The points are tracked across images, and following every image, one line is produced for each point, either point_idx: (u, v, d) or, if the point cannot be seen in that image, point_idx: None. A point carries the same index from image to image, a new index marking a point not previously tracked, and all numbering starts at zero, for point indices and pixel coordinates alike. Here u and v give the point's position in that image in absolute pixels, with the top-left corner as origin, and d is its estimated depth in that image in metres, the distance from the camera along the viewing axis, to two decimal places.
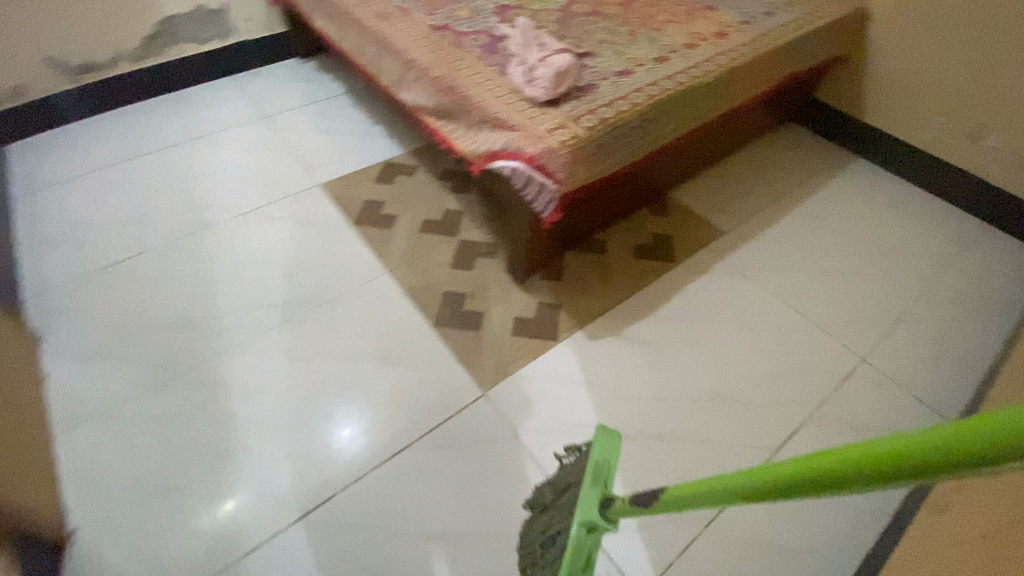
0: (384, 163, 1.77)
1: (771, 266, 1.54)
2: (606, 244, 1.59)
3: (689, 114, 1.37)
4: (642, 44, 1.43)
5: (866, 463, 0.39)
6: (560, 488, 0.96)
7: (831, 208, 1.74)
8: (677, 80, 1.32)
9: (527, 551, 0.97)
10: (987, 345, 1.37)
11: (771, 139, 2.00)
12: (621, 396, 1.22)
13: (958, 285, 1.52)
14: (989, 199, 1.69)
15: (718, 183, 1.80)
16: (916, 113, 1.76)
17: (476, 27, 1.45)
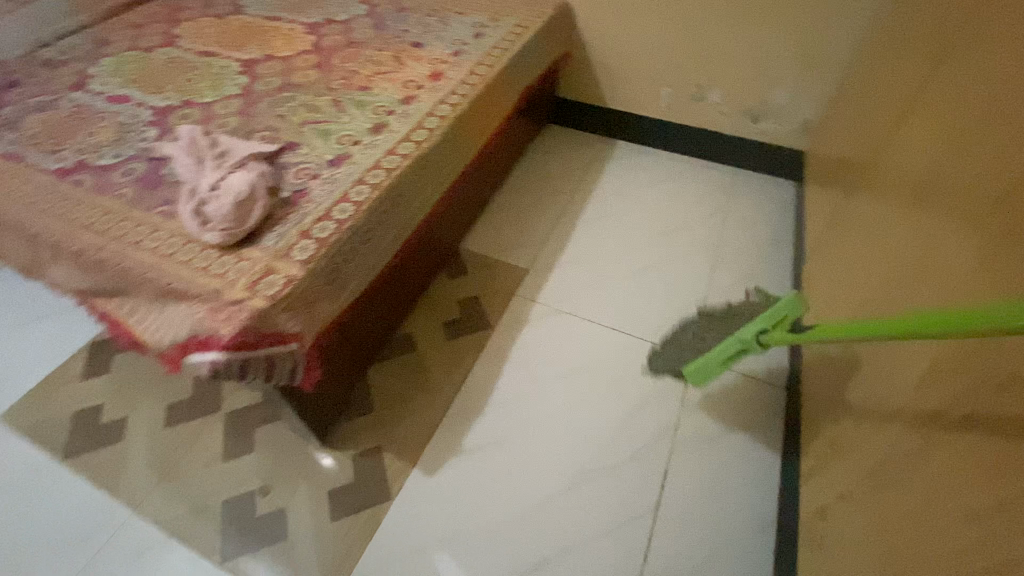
0: (93, 346, 1.32)
1: (584, 291, 1.47)
2: (413, 338, 1.35)
3: (431, 182, 1.18)
4: (352, 117, 1.22)
5: (954, 325, 0.53)
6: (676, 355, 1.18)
7: (612, 203, 1.74)
8: (400, 154, 1.12)
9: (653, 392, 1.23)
10: (777, 289, 1.46)
11: (539, 150, 1.95)
12: (486, 535, 1.02)
13: (739, 240, 1.60)
14: (731, 147, 1.81)
15: (506, 217, 1.69)
16: (645, 89, 1.82)
17: (129, 159, 1.09)
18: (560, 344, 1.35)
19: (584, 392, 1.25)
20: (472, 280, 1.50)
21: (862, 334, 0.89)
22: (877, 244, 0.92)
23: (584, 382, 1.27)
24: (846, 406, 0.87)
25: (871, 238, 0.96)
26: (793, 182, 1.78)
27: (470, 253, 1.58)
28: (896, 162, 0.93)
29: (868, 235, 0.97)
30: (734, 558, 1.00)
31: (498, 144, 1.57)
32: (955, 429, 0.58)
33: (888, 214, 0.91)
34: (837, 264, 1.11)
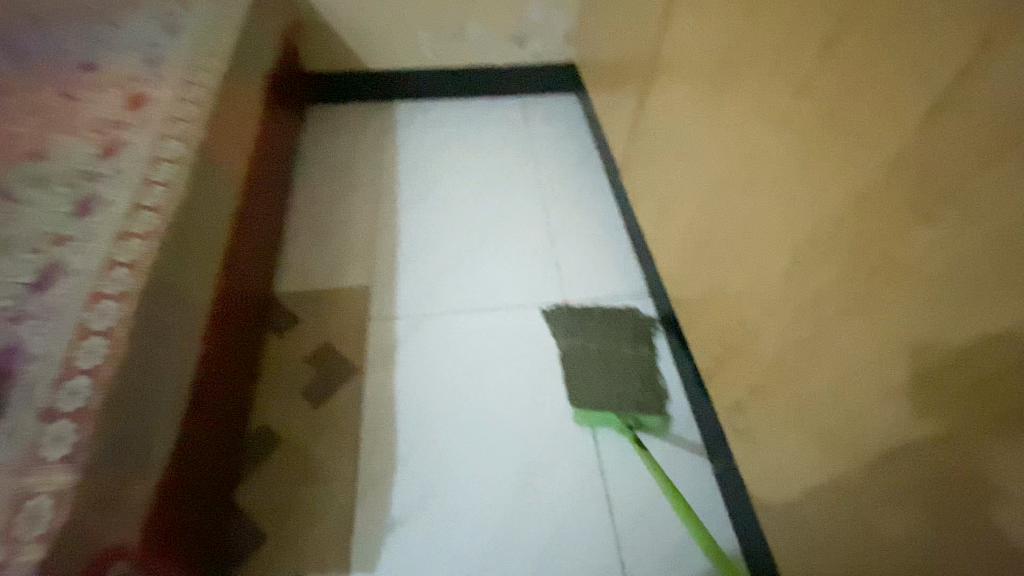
0: None
1: (436, 283, 1.34)
2: (273, 426, 1.11)
3: (203, 249, 0.90)
4: (38, 204, 0.84)
5: None
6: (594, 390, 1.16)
7: (421, 176, 1.58)
8: (137, 234, 0.81)
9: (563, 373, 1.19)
10: (605, 207, 1.52)
11: (313, 143, 1.66)
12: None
13: (554, 171, 1.61)
14: (509, 78, 1.76)
15: (314, 235, 1.44)
16: (401, 38, 1.61)
17: None
18: (439, 351, 1.23)
19: (487, 390, 1.17)
20: (310, 325, 1.26)
21: (710, 236, 0.94)
22: (696, 148, 0.95)
23: (481, 380, 1.19)
24: (723, 308, 0.92)
25: (687, 142, 0.98)
26: (575, 94, 1.82)
27: (291, 293, 1.32)
28: (687, 62, 0.94)
29: (682, 140, 1.00)
30: (675, 469, 1.08)
31: (264, 159, 1.28)
32: (839, 319, 0.63)
33: (696, 115, 0.93)
34: (658, 172, 1.14)
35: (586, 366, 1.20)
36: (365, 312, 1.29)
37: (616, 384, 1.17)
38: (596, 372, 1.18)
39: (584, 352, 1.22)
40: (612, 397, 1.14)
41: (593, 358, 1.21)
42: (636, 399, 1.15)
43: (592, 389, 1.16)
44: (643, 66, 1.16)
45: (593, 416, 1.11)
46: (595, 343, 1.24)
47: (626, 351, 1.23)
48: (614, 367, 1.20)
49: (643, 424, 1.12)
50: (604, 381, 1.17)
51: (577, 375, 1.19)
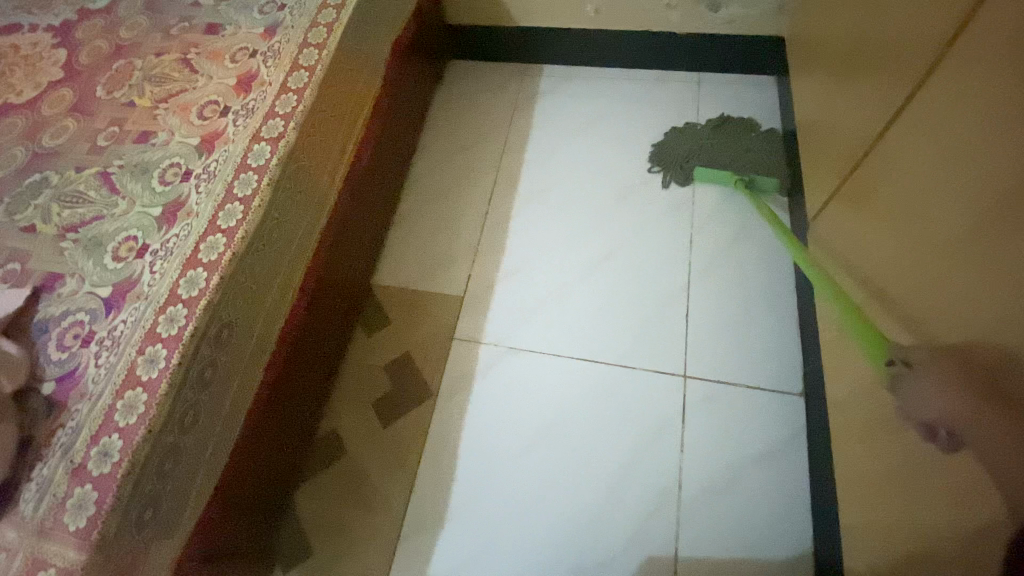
0: None
1: (538, 308, 1.18)
2: (341, 429, 1.09)
3: (266, 277, 0.80)
4: (133, 195, 0.81)
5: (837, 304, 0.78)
6: (700, 154, 1.28)
7: (551, 166, 1.36)
8: (204, 263, 0.74)
9: (662, 146, 1.31)
10: (773, 245, 1.18)
11: (444, 105, 1.50)
12: None
13: (715, 185, 1.27)
14: (686, 51, 1.39)
15: (423, 219, 1.32)
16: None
17: None
18: (520, 392, 1.09)
19: (563, 454, 1.03)
20: (397, 326, 1.19)
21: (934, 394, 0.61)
22: (949, 263, 0.61)
23: (560, 440, 1.04)
24: (923, 512, 0.62)
25: (936, 244, 0.63)
26: (772, 78, 1.39)
27: (388, 285, 1.25)
28: (974, 123, 0.58)
29: (926, 235, 0.65)
30: None
31: (380, 140, 1.15)
32: None
33: (963, 216, 0.59)
34: (873, 253, 0.79)
35: (700, 138, 1.30)
36: (455, 325, 1.17)
37: (735, 154, 1.25)
38: (712, 145, 1.28)
39: (690, 139, 1.30)
40: (730, 162, 1.25)
41: (698, 144, 1.28)
42: (752, 166, 1.25)
43: (708, 154, 1.28)
44: (887, 91, 0.78)
45: (709, 172, 1.25)
46: (708, 132, 1.30)
47: (748, 135, 1.29)
48: (738, 137, 1.29)
49: (756, 180, 1.21)
50: (721, 158, 1.26)
51: (692, 147, 1.28)
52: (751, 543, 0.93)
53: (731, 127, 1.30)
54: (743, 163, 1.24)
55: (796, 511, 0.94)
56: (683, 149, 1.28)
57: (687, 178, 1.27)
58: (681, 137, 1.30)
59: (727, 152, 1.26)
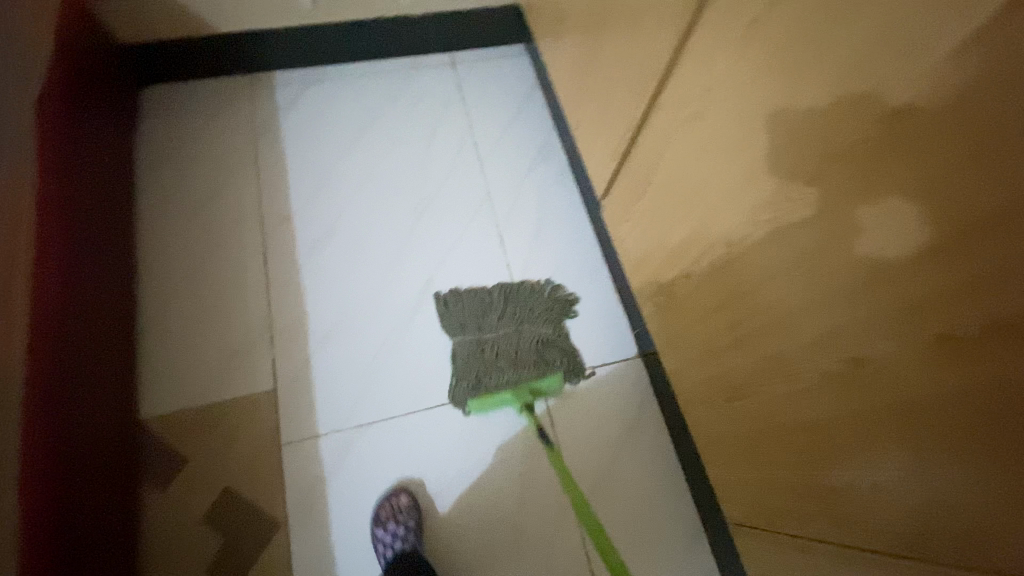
0: None
1: (373, 367, 1.04)
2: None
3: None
4: None
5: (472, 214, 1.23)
6: (491, 332, 1.07)
7: (327, 200, 1.16)
8: None
9: (453, 300, 1.10)
10: (575, 218, 1.21)
11: (158, 153, 1.16)
12: None
13: (501, 413, 1.03)
14: (427, 33, 1.28)
15: (183, 313, 1.04)
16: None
17: None
18: (387, 466, 0.97)
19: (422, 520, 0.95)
20: (204, 461, 0.94)
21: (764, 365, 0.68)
22: (867, 278, 0.48)
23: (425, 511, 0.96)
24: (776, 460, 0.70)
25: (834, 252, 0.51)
26: (522, 45, 1.37)
27: (165, 413, 0.96)
28: (728, 114, 0.61)
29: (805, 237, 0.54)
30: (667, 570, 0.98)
31: (71, 248, 0.83)
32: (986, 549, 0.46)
33: (791, 194, 0.54)
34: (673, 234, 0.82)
35: (483, 356, 1.05)
36: (280, 428, 0.97)
37: (503, 353, 1.05)
38: (478, 359, 1.05)
39: (475, 326, 1.07)
40: (512, 379, 1.03)
41: (484, 326, 1.07)
42: (515, 375, 1.04)
43: (473, 368, 1.04)
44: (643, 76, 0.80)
45: (488, 402, 1.01)
46: (476, 325, 1.08)
47: (543, 325, 1.09)
48: (507, 343, 1.06)
49: (539, 390, 1.04)
50: (509, 378, 1.03)
51: (469, 348, 1.06)
52: (623, 541, 0.98)
53: (517, 306, 1.10)
54: (534, 339, 1.07)
55: (666, 457, 1.04)
56: (468, 350, 1.05)
57: (477, 389, 1.03)
58: (478, 305, 1.09)
59: (504, 339, 1.06)
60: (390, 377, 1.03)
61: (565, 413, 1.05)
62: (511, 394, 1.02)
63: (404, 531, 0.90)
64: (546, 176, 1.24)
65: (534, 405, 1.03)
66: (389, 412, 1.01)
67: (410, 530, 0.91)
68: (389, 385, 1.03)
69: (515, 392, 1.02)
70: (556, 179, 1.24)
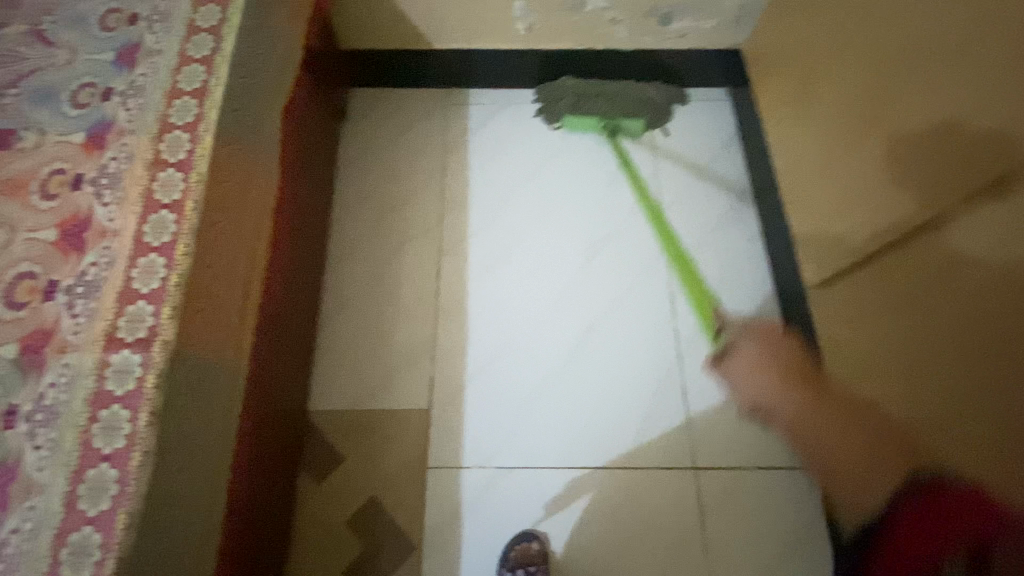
0: None
1: (522, 410, 1.01)
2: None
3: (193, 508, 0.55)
4: None
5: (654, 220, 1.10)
6: (614, 99, 1.19)
7: (501, 227, 1.15)
8: None
9: (557, 94, 1.21)
10: (759, 291, 1.09)
11: (356, 155, 1.22)
12: None
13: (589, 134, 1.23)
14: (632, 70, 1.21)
15: (357, 316, 1.08)
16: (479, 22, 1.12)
17: None
18: (522, 515, 0.95)
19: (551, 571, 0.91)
20: (355, 465, 0.98)
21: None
22: None
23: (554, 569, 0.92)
24: None
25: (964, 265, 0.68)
26: (727, 89, 1.25)
27: (330, 410, 1.01)
28: None
29: (933, 265, 0.73)
30: None
31: (288, 249, 0.88)
32: None
33: None
34: None
35: (595, 91, 1.19)
36: (427, 451, 0.98)
37: (608, 101, 1.18)
38: (577, 99, 1.19)
39: (573, 88, 1.19)
40: (601, 111, 1.18)
41: (586, 83, 1.19)
42: (615, 104, 1.18)
43: (578, 103, 1.19)
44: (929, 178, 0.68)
45: (577, 121, 1.19)
46: (602, 82, 1.19)
47: (636, 83, 1.21)
48: (614, 86, 1.19)
49: (624, 129, 1.20)
50: (596, 113, 1.18)
51: (571, 98, 1.19)
52: None
53: (643, 105, 1.20)
54: (626, 107, 1.18)
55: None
56: (570, 91, 1.19)
57: (558, 116, 1.21)
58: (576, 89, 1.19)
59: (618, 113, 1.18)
60: (538, 422, 1.00)
61: (718, 508, 0.95)
62: (591, 119, 1.19)
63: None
64: (732, 240, 1.14)
65: (611, 134, 1.21)
66: (532, 458, 0.98)
67: None
68: (536, 432, 1.00)
69: (600, 119, 1.18)
70: (744, 245, 1.13)
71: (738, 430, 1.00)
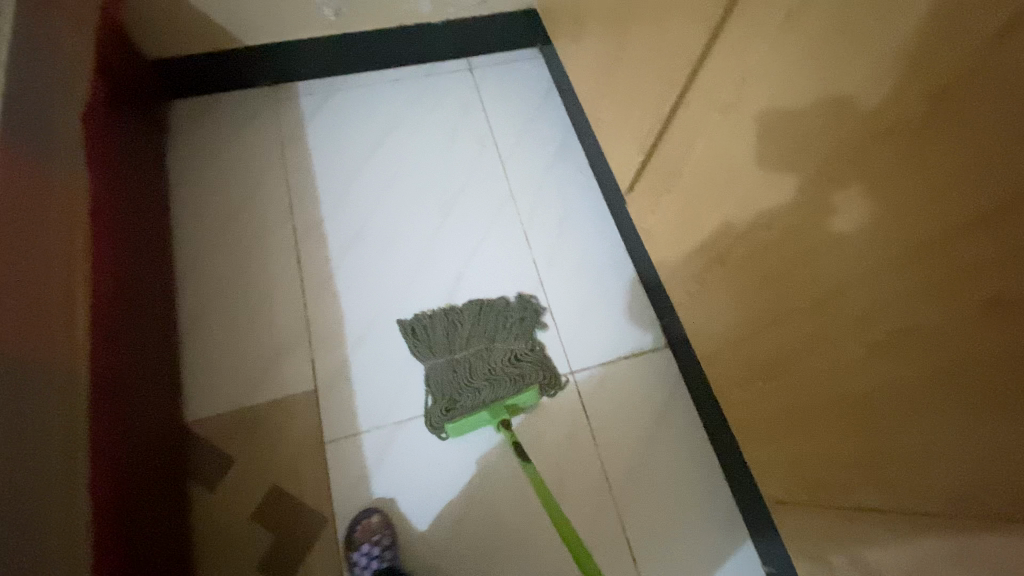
0: None
1: (408, 365, 1.06)
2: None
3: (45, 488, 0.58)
4: None
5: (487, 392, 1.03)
6: (467, 364, 1.03)
7: (355, 205, 1.19)
8: None
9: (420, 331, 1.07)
10: (596, 212, 1.24)
11: (189, 164, 1.19)
12: None
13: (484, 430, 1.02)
14: (447, 42, 1.32)
15: (221, 320, 1.06)
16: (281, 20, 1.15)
17: None
18: (425, 457, 1.00)
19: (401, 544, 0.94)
20: (249, 459, 0.96)
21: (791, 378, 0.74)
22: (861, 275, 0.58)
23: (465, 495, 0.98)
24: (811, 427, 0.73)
25: (749, 177, 0.71)
26: (536, 48, 1.40)
27: (212, 415, 0.99)
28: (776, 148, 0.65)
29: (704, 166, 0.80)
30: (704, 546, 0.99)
31: (119, 256, 0.85)
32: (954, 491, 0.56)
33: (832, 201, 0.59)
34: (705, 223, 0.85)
35: (453, 377, 1.02)
36: (323, 426, 1.00)
37: (484, 365, 1.03)
38: (463, 373, 1.03)
39: (449, 355, 1.04)
40: (489, 394, 1.00)
41: (455, 332, 1.07)
42: (491, 375, 1.03)
43: (456, 399, 1.01)
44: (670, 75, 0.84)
45: (464, 423, 0.97)
46: (472, 320, 1.08)
47: (501, 335, 1.08)
48: (473, 348, 1.05)
49: (516, 407, 1.00)
50: (490, 395, 1.00)
51: (447, 368, 1.03)
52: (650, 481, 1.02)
53: (497, 351, 1.05)
54: (512, 360, 1.05)
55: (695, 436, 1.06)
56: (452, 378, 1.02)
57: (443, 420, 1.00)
58: (429, 339, 1.06)
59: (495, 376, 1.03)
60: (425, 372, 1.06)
61: (597, 400, 1.07)
62: (480, 413, 0.98)
63: (380, 550, 0.90)
64: (566, 174, 1.27)
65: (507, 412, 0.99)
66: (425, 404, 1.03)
67: (386, 548, 0.90)
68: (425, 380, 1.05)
69: (489, 407, 0.98)
70: (576, 177, 1.27)
71: (601, 331, 1.12)
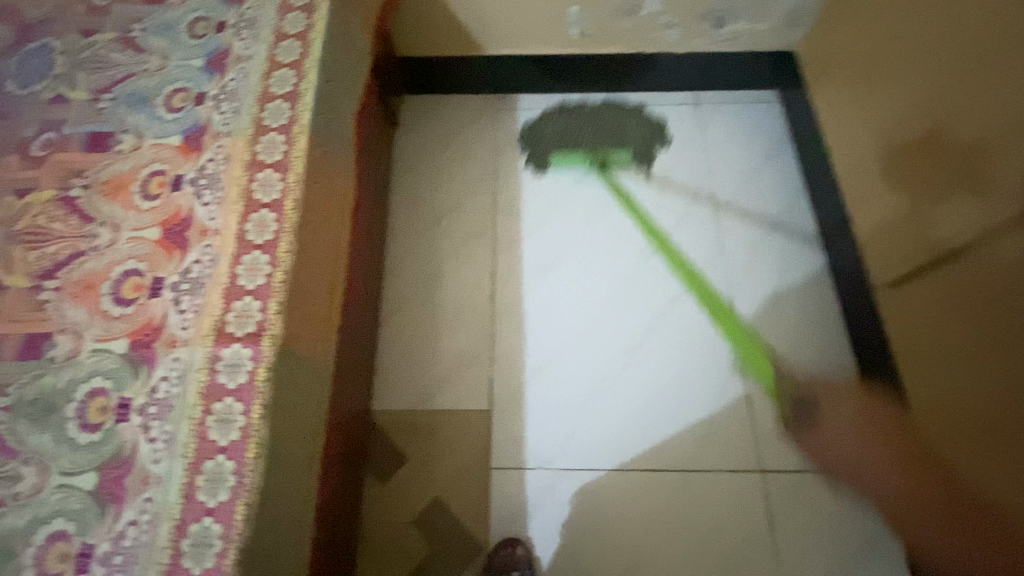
0: None
1: (580, 409, 1.01)
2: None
3: (295, 493, 0.57)
4: (57, 445, 0.54)
5: None
6: (590, 127, 1.21)
7: (555, 230, 1.16)
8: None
9: (531, 134, 1.23)
10: (816, 290, 1.09)
11: (410, 159, 1.24)
12: None
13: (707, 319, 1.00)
14: (682, 73, 1.23)
15: (415, 317, 1.09)
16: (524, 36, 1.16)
17: None
18: (584, 512, 0.94)
19: None
20: (417, 463, 0.98)
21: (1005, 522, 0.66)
22: None
23: (616, 564, 0.91)
24: None
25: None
26: (776, 91, 1.26)
27: (391, 410, 1.02)
28: None
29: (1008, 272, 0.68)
30: None
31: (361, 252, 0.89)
32: None
33: None
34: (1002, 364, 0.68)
35: (552, 143, 1.22)
36: (489, 451, 0.99)
37: (603, 137, 1.20)
38: (561, 133, 1.22)
39: (545, 143, 1.22)
40: (588, 142, 1.19)
41: (573, 130, 1.22)
42: (602, 135, 1.20)
43: (571, 136, 1.21)
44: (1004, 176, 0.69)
45: (569, 156, 1.19)
46: (592, 116, 1.22)
47: (634, 120, 1.23)
48: (607, 126, 1.21)
49: (613, 160, 1.19)
50: (591, 142, 1.19)
51: (552, 131, 1.23)
52: None
53: (624, 120, 1.22)
54: (632, 159, 1.20)
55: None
56: (550, 136, 1.22)
57: (544, 162, 1.20)
58: (541, 132, 1.23)
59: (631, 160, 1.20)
60: (598, 420, 1.01)
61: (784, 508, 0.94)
62: (580, 153, 1.19)
63: None
64: (786, 240, 1.14)
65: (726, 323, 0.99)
66: (592, 456, 0.98)
67: None
68: (596, 430, 1.00)
69: (589, 153, 1.18)
70: (798, 245, 1.13)
71: (801, 429, 0.99)
